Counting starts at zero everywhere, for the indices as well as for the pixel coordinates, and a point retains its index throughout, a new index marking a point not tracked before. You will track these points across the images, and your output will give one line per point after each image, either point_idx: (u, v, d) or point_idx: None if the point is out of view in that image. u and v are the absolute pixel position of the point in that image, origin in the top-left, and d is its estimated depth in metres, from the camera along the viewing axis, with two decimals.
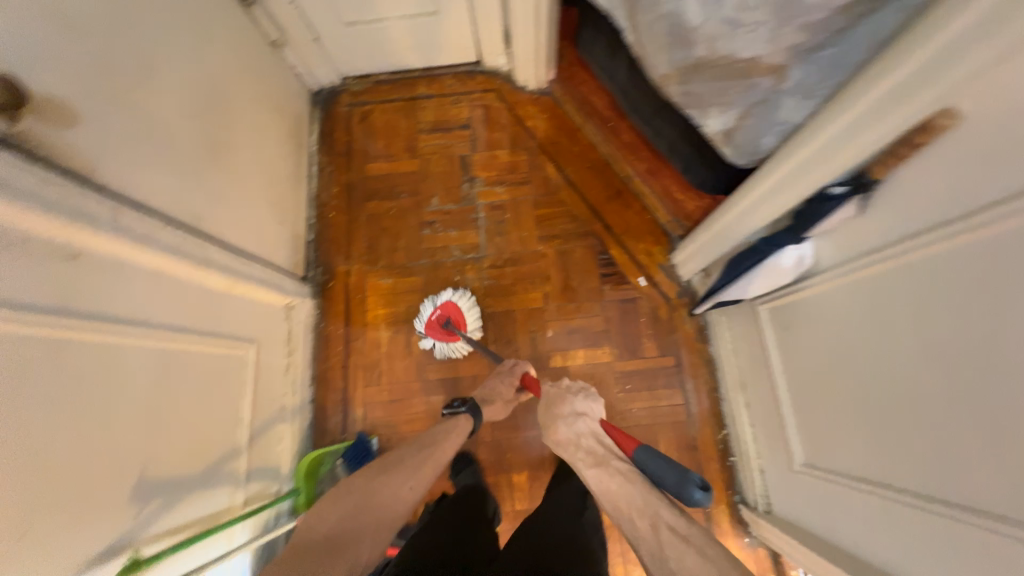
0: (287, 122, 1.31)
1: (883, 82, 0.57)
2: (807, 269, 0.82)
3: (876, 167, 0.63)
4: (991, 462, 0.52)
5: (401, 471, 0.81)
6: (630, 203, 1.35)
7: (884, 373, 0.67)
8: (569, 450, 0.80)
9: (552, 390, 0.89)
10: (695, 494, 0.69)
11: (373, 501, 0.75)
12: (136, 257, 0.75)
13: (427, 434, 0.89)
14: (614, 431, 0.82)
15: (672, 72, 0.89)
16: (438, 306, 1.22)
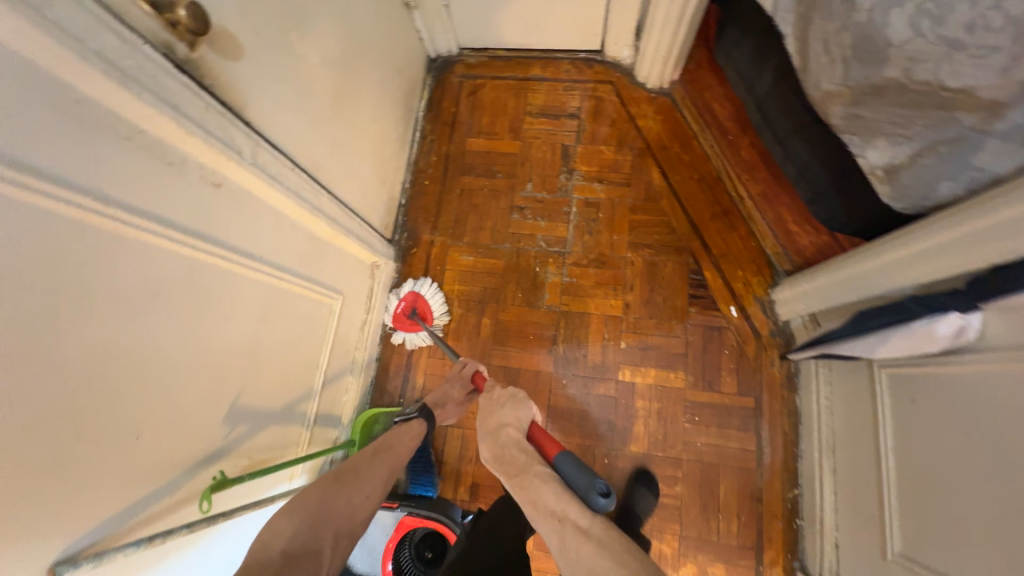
0: (404, 84, 1.32)
1: None
2: (960, 344, 0.70)
3: None
4: None
5: (355, 479, 0.73)
6: (736, 225, 1.25)
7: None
8: (496, 464, 0.72)
9: (482, 405, 0.83)
10: (597, 500, 0.64)
11: (327, 512, 0.66)
12: (265, 195, 0.77)
13: (379, 440, 0.84)
14: (540, 437, 0.76)
15: (842, 91, 0.79)
16: (402, 298, 1.25)
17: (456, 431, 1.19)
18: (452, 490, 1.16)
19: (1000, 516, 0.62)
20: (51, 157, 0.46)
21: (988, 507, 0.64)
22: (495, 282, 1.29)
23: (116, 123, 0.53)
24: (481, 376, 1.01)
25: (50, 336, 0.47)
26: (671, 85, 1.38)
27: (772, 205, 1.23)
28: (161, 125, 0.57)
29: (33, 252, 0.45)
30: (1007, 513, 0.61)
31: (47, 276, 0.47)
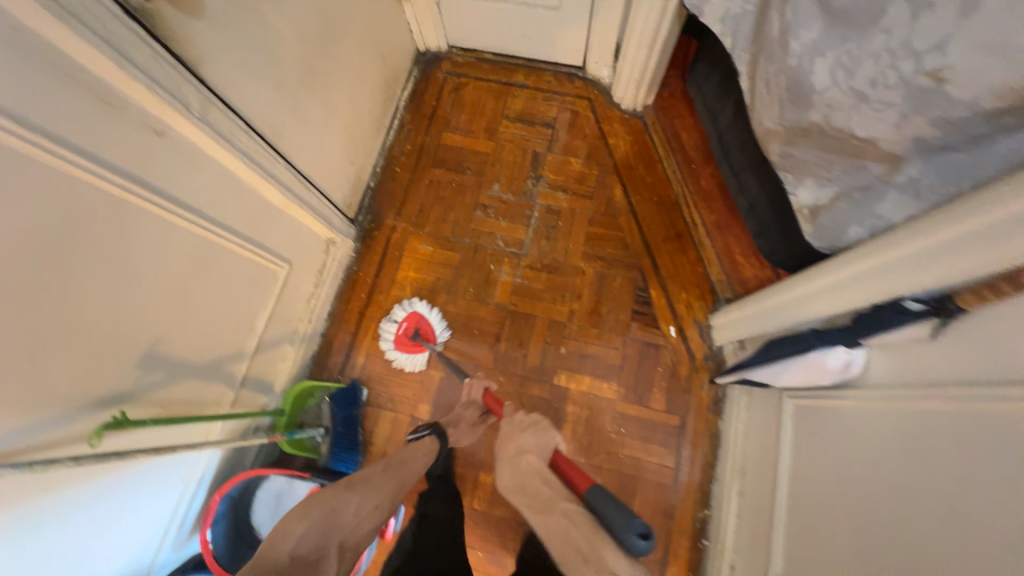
0: (388, 72, 1.36)
1: (999, 202, 0.50)
2: (849, 378, 0.75)
3: (963, 295, 0.55)
4: None
5: (366, 489, 0.79)
6: (687, 249, 1.30)
7: (906, 520, 0.59)
8: (517, 493, 0.74)
9: (505, 431, 0.87)
10: (636, 542, 0.60)
11: (335, 520, 0.73)
12: (212, 152, 0.79)
13: (394, 453, 0.90)
14: (570, 470, 0.76)
15: (778, 130, 0.84)
16: (405, 318, 1.23)
17: (388, 414, 1.21)
18: None
19: (868, 548, 0.64)
20: None
21: (858, 537, 0.67)
22: (449, 275, 1.31)
23: (52, 55, 0.55)
24: (492, 396, 1.03)
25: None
26: (645, 109, 1.44)
27: (724, 234, 1.27)
28: (103, 67, 0.59)
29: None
30: (873, 545, 0.63)
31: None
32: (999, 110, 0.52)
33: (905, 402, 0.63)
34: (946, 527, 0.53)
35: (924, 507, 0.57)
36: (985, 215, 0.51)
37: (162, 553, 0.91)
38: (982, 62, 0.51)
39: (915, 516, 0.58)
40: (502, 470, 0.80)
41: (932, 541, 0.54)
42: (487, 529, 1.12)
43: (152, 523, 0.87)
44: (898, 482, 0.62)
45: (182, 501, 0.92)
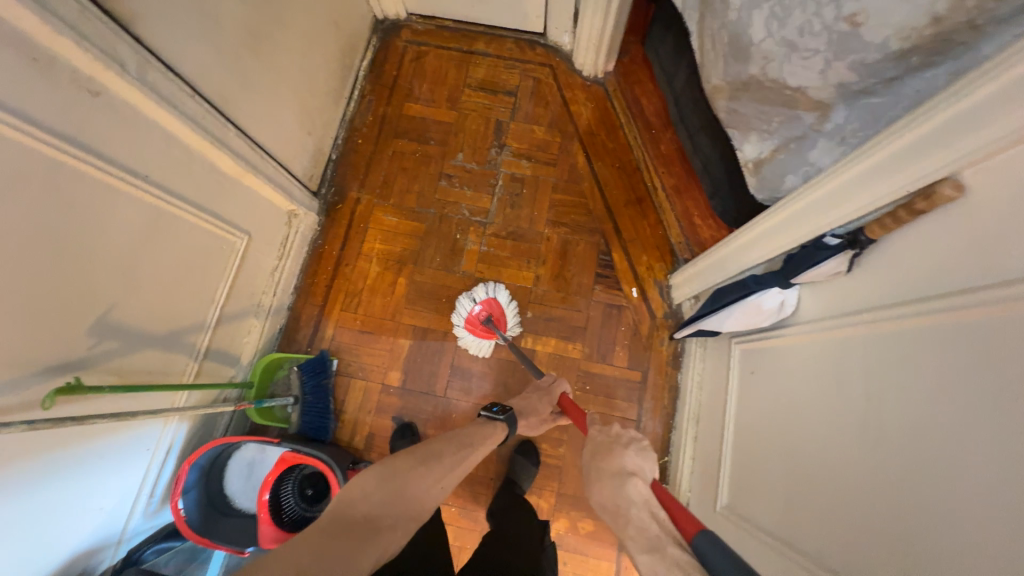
0: (343, 39, 1.32)
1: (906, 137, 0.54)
2: (784, 317, 0.81)
3: (875, 227, 0.60)
4: (823, 512, 0.64)
5: (436, 468, 0.72)
6: (647, 213, 1.34)
7: (838, 439, 0.64)
8: (617, 520, 0.70)
9: (600, 442, 0.84)
10: None
11: (406, 497, 0.66)
12: (156, 115, 0.78)
13: (464, 429, 0.82)
14: (672, 506, 0.69)
15: (723, 86, 0.86)
16: (483, 301, 1.23)
17: (359, 383, 1.23)
18: (348, 437, 1.20)
19: (807, 469, 0.70)
20: None
21: (795, 461, 0.72)
22: (416, 245, 1.32)
23: None
24: (569, 400, 0.98)
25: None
26: (607, 75, 1.44)
27: (683, 197, 1.32)
28: (27, 19, 0.57)
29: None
30: (809, 466, 0.69)
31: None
32: (905, 50, 0.55)
33: (834, 332, 0.68)
34: (872, 439, 0.58)
35: (848, 426, 0.63)
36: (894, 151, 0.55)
37: (133, 520, 0.92)
38: (890, 3, 0.54)
39: (845, 433, 0.63)
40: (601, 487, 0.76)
41: (861, 453, 0.59)
42: (460, 487, 1.17)
43: (121, 490, 0.87)
44: (829, 406, 0.68)
45: (151, 468, 0.93)
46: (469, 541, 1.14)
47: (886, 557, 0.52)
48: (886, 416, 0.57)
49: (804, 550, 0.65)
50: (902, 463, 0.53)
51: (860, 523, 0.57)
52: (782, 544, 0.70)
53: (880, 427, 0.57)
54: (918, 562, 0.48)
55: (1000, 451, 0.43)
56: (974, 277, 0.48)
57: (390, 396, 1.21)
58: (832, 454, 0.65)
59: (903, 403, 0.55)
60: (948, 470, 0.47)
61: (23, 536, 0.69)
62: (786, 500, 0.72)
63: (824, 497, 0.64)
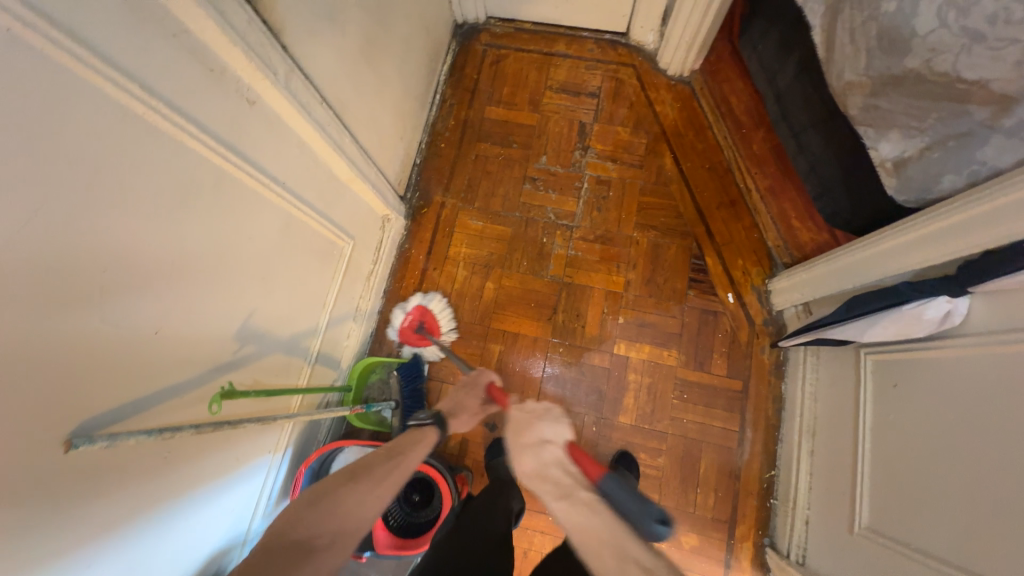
0: (430, 44, 1.33)
1: None
2: (945, 328, 0.75)
3: None
4: (1007, 536, 0.59)
5: (365, 477, 0.68)
6: (741, 215, 1.29)
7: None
8: (537, 485, 0.65)
9: (515, 417, 0.75)
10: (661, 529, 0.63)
11: (338, 510, 0.62)
12: (294, 123, 0.79)
13: (393, 442, 0.77)
14: (582, 458, 0.68)
15: (860, 82, 0.82)
16: (411, 311, 1.25)
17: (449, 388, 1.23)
18: (441, 443, 1.19)
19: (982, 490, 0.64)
20: (101, 34, 0.47)
21: (961, 483, 0.68)
22: (502, 249, 1.31)
23: (166, 19, 0.54)
24: (498, 388, 0.93)
25: (75, 210, 0.48)
26: (692, 74, 1.41)
27: (780, 199, 1.24)
28: (207, 30, 0.58)
29: (68, 122, 0.45)
30: (983, 485, 0.64)
31: (77, 148, 0.46)
32: None
33: (1015, 344, 0.63)
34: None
35: None
36: None
37: (255, 522, 0.93)
38: None
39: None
40: (517, 459, 0.69)
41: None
42: None
43: (248, 492, 0.89)
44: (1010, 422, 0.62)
45: (271, 470, 0.95)
46: None
47: None
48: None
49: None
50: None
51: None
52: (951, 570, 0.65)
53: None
54: None
55: None
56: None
57: None
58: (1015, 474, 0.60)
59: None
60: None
61: (170, 536, 0.70)
62: (952, 522, 0.68)
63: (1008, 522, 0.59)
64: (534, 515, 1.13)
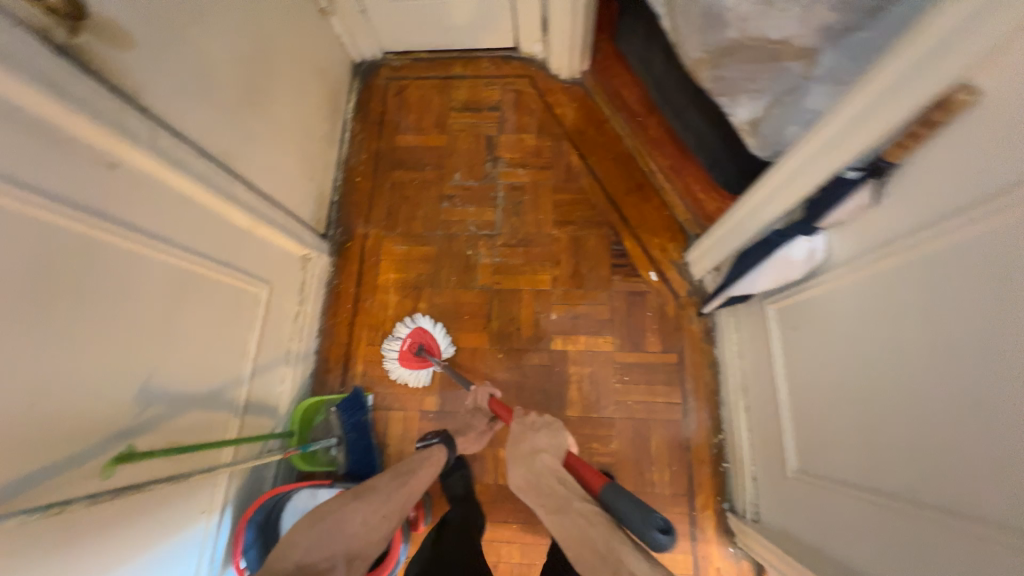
0: (326, 86, 1.37)
1: (892, 63, 0.55)
2: (816, 264, 0.80)
3: (889, 150, 0.60)
4: (901, 451, 0.62)
5: (371, 499, 0.82)
6: (650, 197, 1.35)
7: (899, 373, 0.63)
8: (530, 493, 0.75)
9: (515, 430, 0.86)
10: (656, 535, 0.63)
11: (342, 530, 0.76)
12: (167, 180, 0.80)
13: (400, 462, 0.91)
14: (582, 469, 0.78)
15: (704, 57, 0.89)
16: (408, 334, 1.22)
17: (397, 414, 1.22)
18: None
19: (874, 412, 0.68)
20: None
21: (857, 409, 0.71)
22: (430, 268, 1.33)
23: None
24: (497, 401, 1.02)
25: None
26: (583, 75, 1.48)
27: (683, 175, 1.31)
28: (42, 103, 0.60)
29: None
30: (875, 404, 0.67)
31: None
32: None
33: (869, 269, 0.68)
34: (932, 361, 0.57)
35: (904, 361, 0.62)
36: (890, 74, 0.56)
37: None
38: None
39: (907, 366, 0.61)
40: (512, 468, 0.79)
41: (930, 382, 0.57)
42: (518, 502, 1.13)
43: (184, 560, 0.86)
44: (883, 341, 0.66)
45: (210, 530, 0.92)
46: (537, 556, 1.09)
47: (982, 486, 0.50)
48: (948, 331, 0.54)
49: (891, 494, 0.64)
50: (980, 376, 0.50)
51: (948, 454, 0.55)
52: (868, 493, 0.68)
53: (939, 349, 0.56)
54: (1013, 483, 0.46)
55: None
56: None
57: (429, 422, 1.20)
58: (894, 386, 0.63)
59: (966, 314, 0.52)
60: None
61: None
62: (862, 448, 0.70)
63: (897, 434, 0.62)
64: (497, 526, 1.12)
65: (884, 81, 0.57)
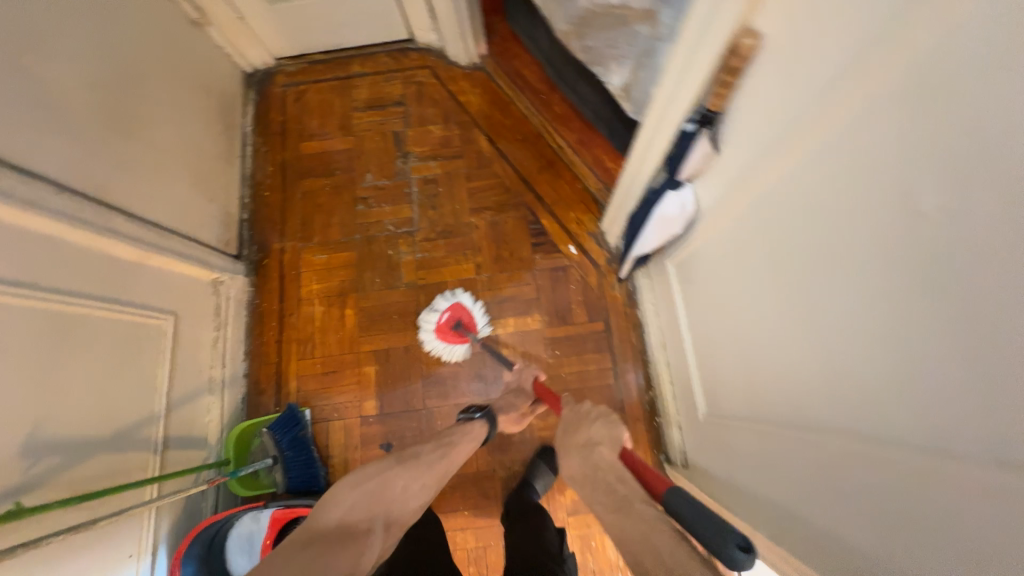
0: (215, 102, 1.32)
1: (692, 16, 0.60)
2: (691, 217, 0.84)
3: (711, 98, 0.64)
4: (776, 379, 0.67)
5: (415, 467, 0.81)
6: (562, 172, 1.36)
7: (764, 308, 0.68)
8: (585, 487, 0.69)
9: (568, 417, 0.82)
10: (736, 554, 0.54)
11: (383, 496, 0.77)
12: (23, 221, 0.75)
13: (444, 432, 0.91)
14: (642, 471, 0.68)
15: (570, 28, 0.90)
16: (447, 308, 1.22)
17: (338, 423, 1.22)
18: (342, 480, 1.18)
19: (755, 348, 0.72)
20: None
21: (742, 347, 0.76)
22: (353, 273, 1.32)
23: None
24: (541, 386, 1.01)
25: None
26: (484, 58, 1.46)
27: (590, 147, 1.34)
28: None
29: None
30: (760, 340, 0.70)
31: None
32: None
33: (727, 211, 0.72)
34: (785, 293, 0.62)
35: (767, 296, 0.66)
36: (693, 27, 0.60)
37: None
38: None
39: (769, 299, 0.66)
40: (568, 458, 0.75)
41: (786, 312, 0.62)
42: (467, 488, 1.15)
43: None
44: (749, 280, 0.70)
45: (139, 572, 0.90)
46: (491, 537, 1.12)
47: (836, 400, 0.54)
48: (796, 261, 0.58)
49: (772, 421, 0.69)
50: (826, 299, 0.54)
51: (806, 377, 0.60)
52: (760, 424, 0.72)
53: (788, 282, 0.60)
54: (855, 395, 0.51)
55: (875, 264, 0.46)
56: (810, 95, 0.50)
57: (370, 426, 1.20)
58: (769, 321, 0.67)
59: (806, 242, 0.56)
60: (866, 286, 0.47)
61: None
62: (750, 383, 0.75)
63: (776, 365, 0.67)
64: (449, 514, 1.13)
65: (690, 34, 0.61)
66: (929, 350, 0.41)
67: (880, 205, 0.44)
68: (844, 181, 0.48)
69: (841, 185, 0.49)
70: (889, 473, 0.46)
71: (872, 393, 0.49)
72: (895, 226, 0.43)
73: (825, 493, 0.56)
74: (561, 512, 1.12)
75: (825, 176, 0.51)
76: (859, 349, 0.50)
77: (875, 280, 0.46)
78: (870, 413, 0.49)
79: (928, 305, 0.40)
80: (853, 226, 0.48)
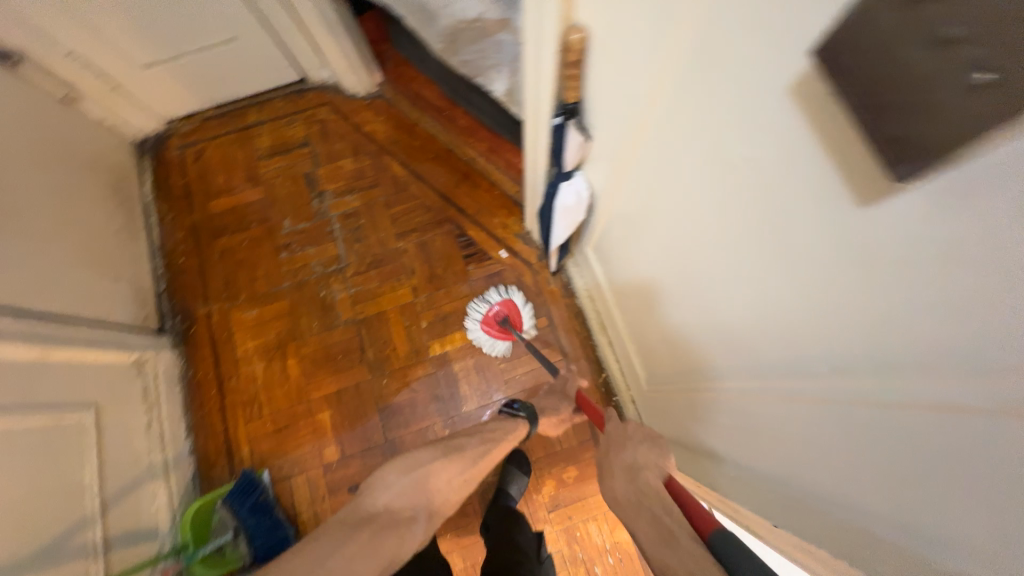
0: (104, 177, 1.26)
1: (526, 21, 0.63)
2: (590, 201, 0.88)
3: (566, 91, 0.68)
4: (689, 334, 0.72)
5: (461, 459, 0.82)
6: (479, 182, 1.39)
7: (665, 270, 0.73)
8: (630, 517, 0.60)
9: (611, 435, 0.74)
10: None
11: (429, 484, 0.78)
12: None
13: (490, 425, 0.92)
14: (687, 502, 0.57)
15: (443, 46, 0.94)
16: (499, 303, 1.24)
17: (301, 477, 1.18)
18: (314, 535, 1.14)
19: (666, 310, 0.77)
20: None
21: (658, 311, 0.81)
22: (288, 322, 1.28)
23: None
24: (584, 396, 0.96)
25: None
26: (382, 86, 1.47)
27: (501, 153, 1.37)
28: None
29: None
30: (668, 303, 0.75)
31: None
32: None
33: (616, 189, 0.77)
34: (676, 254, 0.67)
35: (664, 259, 0.72)
36: (530, 30, 0.64)
37: None
38: None
39: (667, 262, 0.71)
40: (609, 482, 0.66)
41: (681, 270, 0.67)
42: None
43: None
44: (649, 248, 0.76)
45: None
46: (478, 554, 1.11)
47: (732, 340, 0.60)
48: (676, 223, 0.63)
49: (698, 372, 0.74)
50: (705, 252, 0.59)
51: (708, 326, 0.65)
52: (690, 379, 0.77)
53: (675, 243, 0.66)
54: (743, 329, 0.56)
55: (728, 211, 0.51)
56: (637, 74, 0.55)
57: (335, 473, 1.17)
58: (671, 283, 0.72)
59: (676, 204, 0.61)
60: (728, 230, 0.52)
61: None
62: (672, 344, 0.80)
63: (684, 321, 0.72)
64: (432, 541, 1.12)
65: (530, 37, 0.65)
66: (782, 276, 0.46)
67: (716, 160, 0.49)
68: (684, 147, 0.53)
69: (685, 148, 0.53)
70: (785, 393, 0.52)
71: (755, 323, 0.54)
72: (733, 175, 0.48)
73: (750, 427, 0.62)
74: (541, 511, 1.12)
75: (673, 144, 0.55)
76: (736, 288, 0.55)
77: (729, 227, 0.52)
78: (758, 343, 0.55)
79: (769, 240, 0.46)
80: (704, 183, 0.53)
